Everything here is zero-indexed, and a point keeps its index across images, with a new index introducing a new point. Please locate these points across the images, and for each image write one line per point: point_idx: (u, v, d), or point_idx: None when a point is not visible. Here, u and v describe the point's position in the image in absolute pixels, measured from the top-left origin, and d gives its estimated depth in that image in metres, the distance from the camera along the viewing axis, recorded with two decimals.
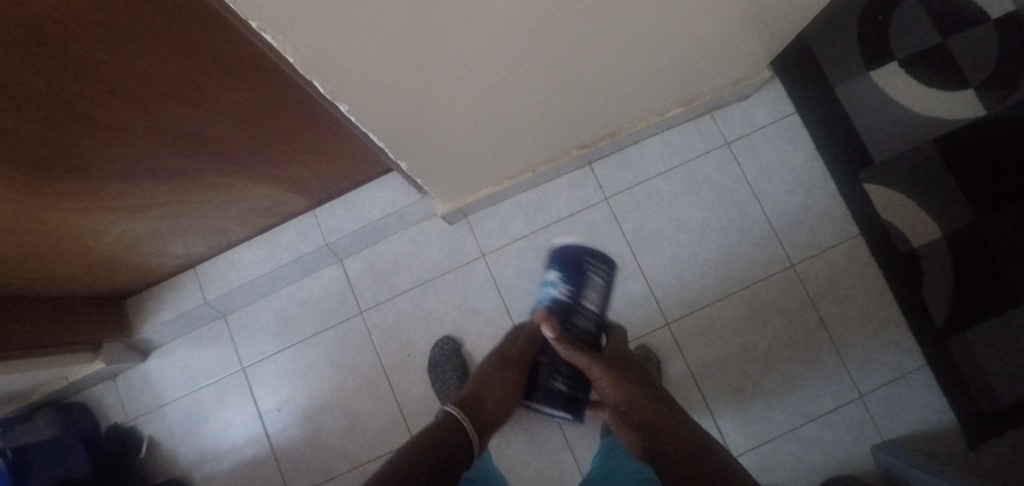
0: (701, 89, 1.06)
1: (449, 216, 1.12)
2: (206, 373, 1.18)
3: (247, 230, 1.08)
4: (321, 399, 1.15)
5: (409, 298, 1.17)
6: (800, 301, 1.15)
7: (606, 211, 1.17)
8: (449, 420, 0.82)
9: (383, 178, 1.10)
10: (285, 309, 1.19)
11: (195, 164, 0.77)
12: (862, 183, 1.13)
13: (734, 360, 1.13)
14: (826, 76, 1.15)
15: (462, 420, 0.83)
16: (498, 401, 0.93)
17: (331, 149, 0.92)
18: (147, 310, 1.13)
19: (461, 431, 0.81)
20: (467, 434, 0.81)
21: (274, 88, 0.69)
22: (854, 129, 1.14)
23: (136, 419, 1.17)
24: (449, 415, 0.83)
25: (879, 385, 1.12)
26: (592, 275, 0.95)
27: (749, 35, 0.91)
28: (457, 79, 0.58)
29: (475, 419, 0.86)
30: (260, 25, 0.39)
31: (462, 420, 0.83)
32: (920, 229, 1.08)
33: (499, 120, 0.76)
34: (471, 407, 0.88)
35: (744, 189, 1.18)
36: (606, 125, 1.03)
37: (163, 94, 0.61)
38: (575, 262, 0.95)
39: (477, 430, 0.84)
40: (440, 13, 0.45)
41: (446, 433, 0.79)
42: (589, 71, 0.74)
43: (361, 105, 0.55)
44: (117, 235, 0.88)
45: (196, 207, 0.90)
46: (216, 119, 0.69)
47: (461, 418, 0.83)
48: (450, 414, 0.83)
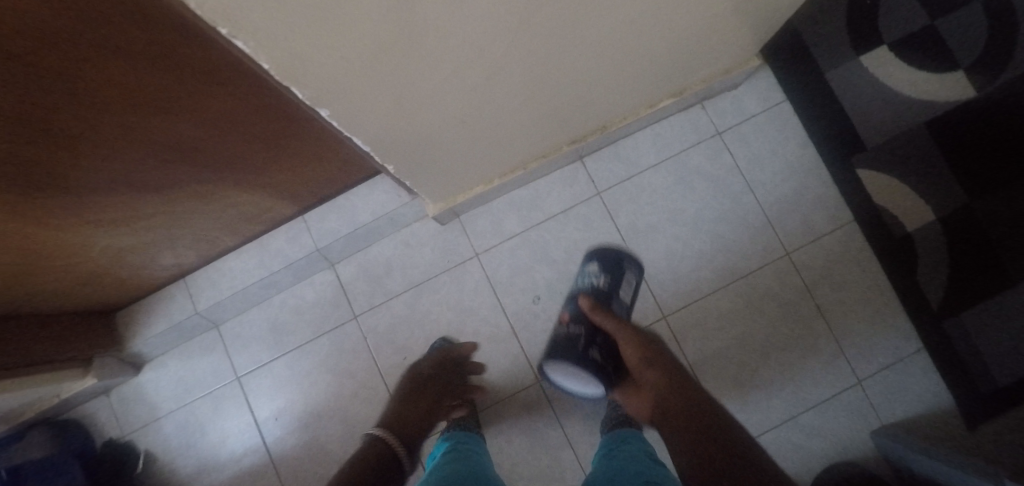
0: (691, 79, 1.05)
1: (440, 217, 1.11)
2: (200, 384, 1.17)
3: (236, 238, 1.06)
4: (318, 406, 1.14)
5: (403, 300, 1.15)
6: (797, 290, 1.14)
7: (599, 206, 1.16)
8: (377, 445, 0.76)
9: (372, 181, 1.09)
10: (278, 316, 1.17)
11: (179, 175, 0.76)
12: (854, 169, 1.13)
13: (732, 351, 1.13)
14: (817, 62, 1.14)
15: (392, 443, 0.77)
16: (427, 415, 0.88)
17: (318, 153, 0.90)
18: (138, 323, 1.11)
19: (393, 457, 0.75)
20: (400, 457, 0.76)
21: (255, 94, 0.68)
22: (846, 114, 1.13)
23: (132, 433, 1.15)
24: (376, 439, 0.77)
25: (877, 370, 1.12)
26: (627, 273, 0.95)
27: (738, 23, 0.90)
28: (441, 79, 0.57)
29: (404, 438, 0.80)
30: (231, 32, 0.37)
31: (392, 442, 0.77)
32: (914, 213, 1.08)
33: (486, 118, 0.75)
34: (399, 427, 0.81)
35: (737, 179, 1.17)
36: (596, 120, 1.01)
37: (141, 106, 0.59)
38: (613, 258, 0.96)
39: (409, 451, 0.79)
40: (420, 14, 0.43)
41: (378, 459, 0.74)
42: (578, 65, 0.73)
43: (342, 109, 0.54)
44: (102, 249, 0.86)
45: (182, 218, 0.88)
46: (197, 128, 0.67)
47: (393, 442, 0.77)
48: (378, 438, 0.77)
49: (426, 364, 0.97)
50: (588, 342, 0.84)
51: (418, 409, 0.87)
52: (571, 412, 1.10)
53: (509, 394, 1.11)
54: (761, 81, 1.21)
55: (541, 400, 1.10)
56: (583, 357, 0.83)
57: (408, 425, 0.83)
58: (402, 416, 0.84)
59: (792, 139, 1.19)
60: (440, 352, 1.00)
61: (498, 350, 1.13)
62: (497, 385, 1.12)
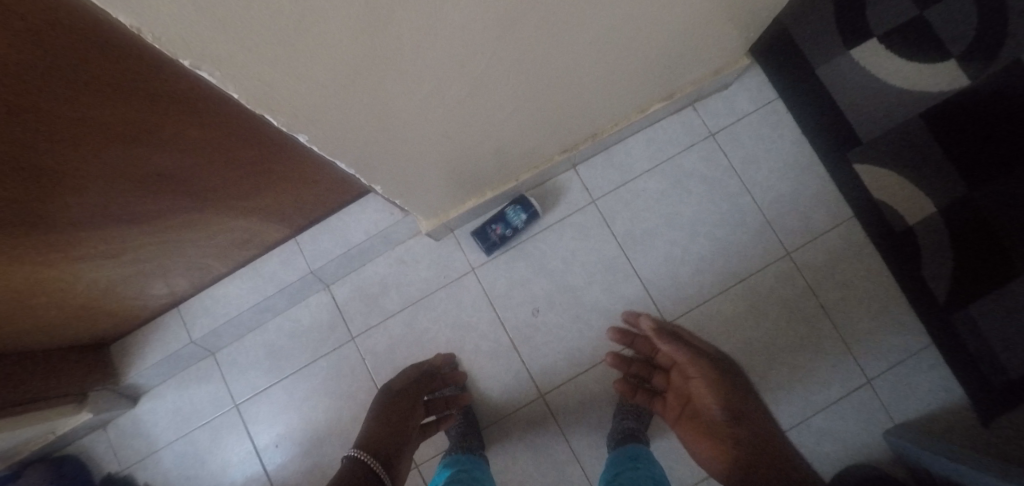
0: (681, 82, 1.04)
1: (434, 233, 1.09)
2: (198, 414, 1.15)
3: (227, 264, 1.05)
4: (318, 431, 1.12)
5: (400, 319, 1.14)
6: (799, 290, 1.12)
7: (594, 214, 1.15)
8: (354, 465, 0.74)
9: (363, 199, 1.08)
10: (274, 341, 1.15)
11: (165, 205, 0.74)
12: (851, 163, 1.11)
13: (737, 356, 1.11)
14: (806, 59, 1.14)
15: (367, 460, 0.75)
16: (405, 429, 0.85)
17: (305, 175, 0.89)
18: (133, 354, 1.09)
19: (370, 474, 0.74)
20: (378, 474, 0.74)
21: (237, 120, 0.66)
22: (838, 111, 1.12)
23: (130, 467, 1.13)
24: (353, 458, 0.75)
25: (886, 367, 1.09)
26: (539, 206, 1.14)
27: (725, 24, 0.89)
28: (424, 98, 0.56)
29: (380, 456, 0.77)
30: (193, 63, 0.36)
31: (368, 459, 0.75)
32: (914, 206, 1.06)
33: (474, 133, 0.74)
34: (376, 445, 0.79)
35: (733, 180, 1.16)
36: (587, 127, 1.00)
37: (119, 139, 0.58)
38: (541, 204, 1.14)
39: (387, 467, 0.77)
40: (396, 35, 0.43)
41: (355, 480, 0.72)
42: (563, 76, 0.73)
43: (322, 133, 0.53)
44: (90, 283, 0.85)
45: (171, 247, 0.87)
46: (180, 158, 0.67)
47: (370, 460, 0.75)
48: (355, 458, 0.75)
49: (397, 382, 0.94)
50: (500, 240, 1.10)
51: (395, 425, 0.85)
52: (575, 426, 1.08)
53: (512, 411, 1.09)
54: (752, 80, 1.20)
55: (545, 414, 1.08)
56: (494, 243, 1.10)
57: (384, 441, 0.81)
58: (379, 433, 0.82)
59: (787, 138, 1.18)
60: (414, 369, 0.99)
61: (499, 365, 1.11)
62: (499, 401, 1.10)
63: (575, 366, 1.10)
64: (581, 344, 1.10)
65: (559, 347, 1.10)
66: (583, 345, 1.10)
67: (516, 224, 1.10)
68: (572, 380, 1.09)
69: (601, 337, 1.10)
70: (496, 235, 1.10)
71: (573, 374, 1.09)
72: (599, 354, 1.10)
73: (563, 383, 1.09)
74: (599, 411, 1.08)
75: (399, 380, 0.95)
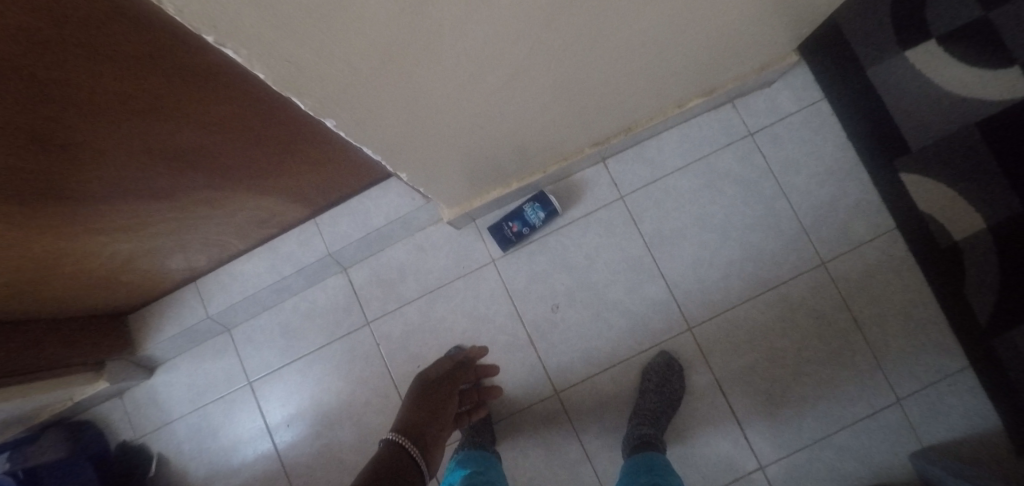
0: (723, 77, 0.98)
1: (455, 222, 1.06)
2: (212, 388, 1.15)
3: (245, 242, 1.04)
4: (330, 412, 1.12)
5: (416, 307, 1.12)
6: (832, 302, 1.08)
7: (622, 210, 1.11)
8: (394, 448, 0.72)
9: (385, 183, 1.05)
10: (289, 321, 1.15)
11: (187, 180, 0.73)
12: (898, 172, 1.06)
13: (761, 367, 1.06)
14: (859, 58, 1.06)
15: (408, 445, 0.72)
16: (440, 414, 0.83)
17: (328, 156, 0.86)
18: (149, 326, 1.09)
19: (411, 458, 0.71)
20: (417, 459, 0.72)
21: (261, 98, 0.64)
22: (889, 116, 1.05)
23: (144, 436, 1.14)
24: (392, 442, 0.73)
25: (918, 388, 1.05)
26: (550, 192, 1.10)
27: (777, 16, 0.84)
28: (460, 84, 0.52)
29: (418, 440, 0.75)
30: (216, 40, 0.33)
31: (407, 444, 0.72)
32: (962, 221, 1.00)
33: (506, 122, 0.70)
34: (412, 429, 0.77)
35: (770, 183, 1.10)
36: (621, 121, 0.96)
37: (138, 114, 0.55)
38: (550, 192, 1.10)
39: (425, 451, 0.74)
40: (436, 16, 0.39)
41: (391, 461, 0.69)
42: (604, 64, 0.68)
43: (351, 118, 0.50)
44: (110, 255, 0.84)
45: (190, 222, 0.85)
46: (201, 135, 0.64)
47: (408, 444, 0.73)
48: (395, 441, 0.73)
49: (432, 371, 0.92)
50: (520, 235, 1.07)
51: (432, 410, 0.83)
52: (590, 426, 1.05)
53: (526, 407, 1.07)
54: (797, 78, 1.13)
55: (559, 413, 1.06)
56: (513, 238, 1.07)
57: (422, 425, 0.79)
58: (414, 417, 0.80)
59: (831, 141, 1.12)
60: (447, 359, 0.96)
61: (514, 360, 1.09)
62: (513, 396, 1.08)
63: (592, 366, 1.07)
64: (600, 343, 1.08)
65: (577, 345, 1.08)
66: (602, 345, 1.08)
67: (534, 222, 1.07)
68: (589, 379, 1.07)
69: (621, 338, 1.07)
70: (512, 232, 1.07)
71: (590, 373, 1.07)
72: (617, 355, 1.07)
73: (579, 382, 1.07)
74: (614, 412, 1.05)
75: (433, 370, 0.92)
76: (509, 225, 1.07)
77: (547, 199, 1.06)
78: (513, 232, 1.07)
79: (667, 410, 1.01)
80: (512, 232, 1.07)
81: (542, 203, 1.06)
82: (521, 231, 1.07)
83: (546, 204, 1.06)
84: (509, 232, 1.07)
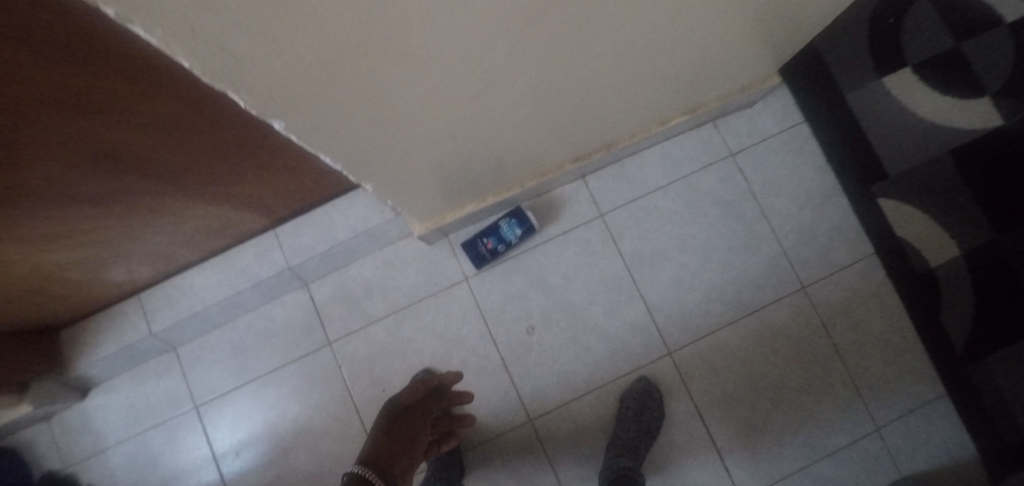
0: (707, 96, 0.96)
1: (427, 237, 1.00)
2: (154, 413, 1.05)
3: (196, 253, 0.95)
4: (284, 440, 1.03)
5: (383, 326, 1.05)
6: (812, 327, 1.05)
7: (601, 229, 1.07)
8: (357, 484, 0.65)
9: (352, 194, 0.99)
10: (242, 339, 1.06)
11: (123, 185, 0.65)
12: (875, 197, 1.05)
13: (741, 394, 1.03)
14: (836, 83, 1.05)
15: (373, 480, 0.66)
16: (411, 445, 0.76)
17: (287, 162, 0.80)
18: (84, 344, 0.99)
19: None
20: None
21: (206, 96, 0.57)
22: (866, 141, 1.04)
23: (73, 466, 1.03)
24: (356, 476, 0.66)
25: (896, 416, 1.03)
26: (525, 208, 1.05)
27: (763, 34, 0.82)
28: (429, 90, 0.48)
29: (386, 473, 0.69)
30: (119, 14, 0.27)
31: (373, 479, 0.66)
32: (937, 245, 1.00)
33: (481, 132, 0.65)
34: (381, 459, 0.71)
35: (751, 205, 1.08)
36: (601, 136, 0.92)
37: (58, 109, 0.48)
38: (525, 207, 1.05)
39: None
40: (400, 9, 0.34)
41: None
42: (585, 77, 0.64)
43: (302, 120, 0.44)
44: (34, 267, 0.74)
45: (130, 231, 0.77)
46: (137, 134, 0.57)
47: (375, 476, 0.66)
48: (359, 475, 0.66)
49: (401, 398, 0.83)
50: (495, 253, 1.02)
51: (404, 442, 0.76)
52: (564, 456, 1.00)
53: (498, 435, 1.01)
54: (778, 100, 1.12)
55: (532, 441, 1.00)
56: (488, 256, 1.02)
57: (391, 457, 0.72)
58: (384, 445, 0.73)
59: (811, 165, 1.11)
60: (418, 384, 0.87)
61: (486, 384, 1.02)
62: (484, 423, 1.02)
63: (568, 392, 1.02)
64: (576, 367, 1.03)
65: (553, 370, 1.02)
66: (578, 369, 1.03)
67: (510, 239, 1.02)
68: (564, 406, 1.02)
69: (598, 362, 1.03)
70: (487, 249, 1.02)
71: (565, 400, 1.02)
72: (594, 380, 1.02)
73: (554, 409, 1.01)
74: (590, 440, 1.00)
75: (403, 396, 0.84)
76: (483, 242, 1.02)
77: (524, 215, 1.01)
78: (487, 250, 1.02)
79: (645, 440, 0.97)
80: (486, 250, 1.02)
81: (518, 220, 1.01)
82: (496, 248, 1.02)
83: (522, 220, 1.01)
84: (483, 249, 1.02)
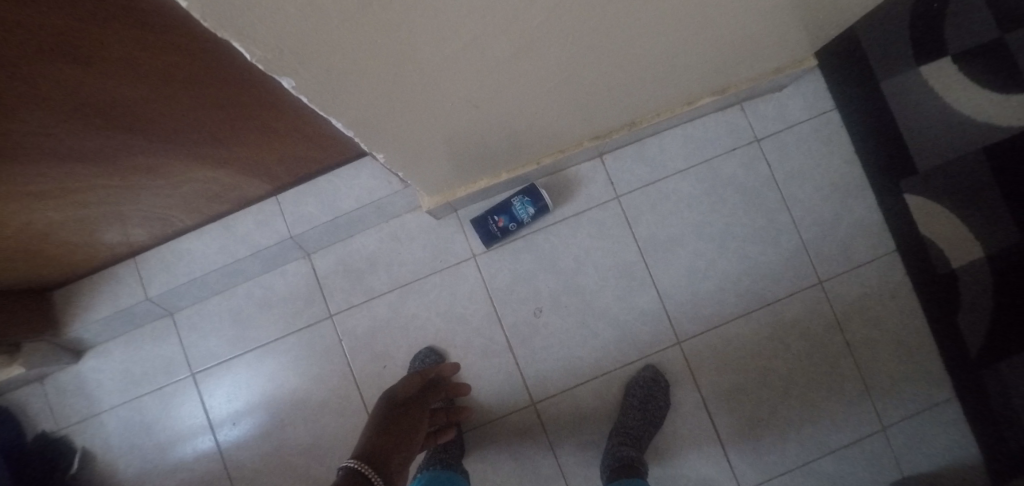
0: (738, 77, 0.91)
1: (435, 211, 0.96)
2: (149, 378, 1.02)
3: (194, 217, 0.91)
4: (282, 412, 1.01)
5: (386, 301, 1.02)
6: (826, 323, 1.03)
7: (616, 212, 1.03)
8: (353, 479, 0.63)
9: (359, 162, 0.94)
10: (241, 308, 1.03)
11: (117, 142, 0.61)
12: (901, 193, 1.01)
13: (748, 387, 1.01)
14: (873, 72, 0.99)
15: (369, 475, 0.64)
16: (407, 439, 0.75)
17: (293, 126, 0.75)
18: (78, 306, 0.96)
19: None
20: None
21: (206, 49, 0.53)
22: (897, 133, 0.99)
23: (68, 428, 1.01)
24: (352, 470, 0.65)
25: (904, 417, 1.01)
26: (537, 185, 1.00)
27: (806, 13, 0.76)
28: (457, 52, 0.43)
29: (383, 468, 0.67)
30: None
31: (370, 474, 0.64)
32: (960, 245, 0.97)
33: (504, 102, 0.61)
34: (377, 452, 0.69)
35: (773, 194, 1.04)
36: (624, 114, 0.87)
37: (37, 52, 0.43)
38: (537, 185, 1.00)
39: (389, 481, 0.66)
40: None
41: None
42: (620, 47, 0.59)
43: (315, 78, 0.39)
44: (21, 225, 0.70)
45: (125, 192, 0.73)
46: (130, 89, 0.52)
47: (371, 472, 0.65)
48: (355, 470, 0.65)
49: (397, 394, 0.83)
50: (506, 232, 0.98)
51: (399, 436, 0.74)
52: (566, 441, 0.98)
53: (500, 416, 0.99)
54: (809, 84, 1.07)
55: (534, 424, 0.99)
56: (498, 235, 0.98)
57: (388, 451, 0.71)
58: (380, 439, 0.72)
59: (838, 155, 1.06)
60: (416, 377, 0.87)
61: (490, 365, 1.00)
62: (486, 404, 1.00)
63: (572, 377, 1.00)
64: (583, 353, 1.00)
65: (559, 354, 1.00)
66: (585, 354, 1.00)
67: (522, 218, 0.97)
68: (568, 391, 1.00)
69: (606, 348, 1.00)
70: (498, 228, 0.97)
71: (569, 384, 0.99)
72: (600, 366, 1.00)
73: (558, 393, 0.99)
74: (593, 426, 0.99)
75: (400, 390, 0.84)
76: (493, 220, 0.97)
77: (537, 194, 0.97)
78: (498, 229, 0.98)
79: (650, 430, 0.95)
80: (497, 229, 0.98)
81: (532, 198, 0.97)
82: (507, 227, 0.98)
83: (536, 199, 0.97)
84: (494, 228, 0.97)
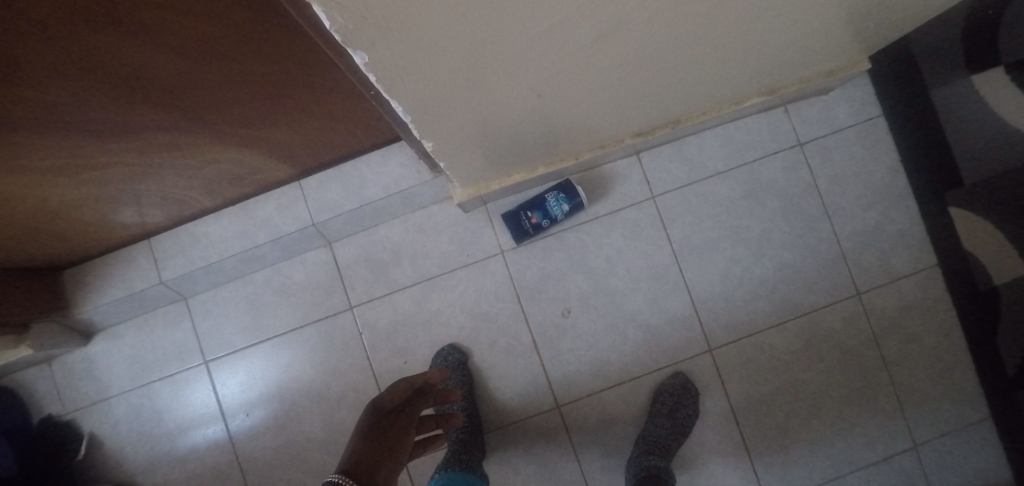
0: (789, 78, 0.87)
1: (466, 204, 0.92)
2: (160, 364, 0.99)
3: (215, 200, 0.87)
4: (296, 405, 0.98)
5: (409, 295, 0.98)
6: (861, 336, 1.00)
7: (651, 212, 0.99)
8: None
9: (388, 148, 0.90)
10: (257, 295, 0.99)
11: (148, 117, 0.57)
12: (946, 205, 0.96)
13: (778, 397, 0.98)
14: (924, 80, 0.93)
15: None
16: (396, 447, 0.71)
17: (328, 108, 0.71)
18: (90, 286, 0.92)
19: None
20: None
21: (251, 21, 0.49)
22: (946, 145, 0.94)
23: (75, 412, 0.98)
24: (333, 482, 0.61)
25: (937, 435, 0.98)
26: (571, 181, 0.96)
27: (873, 12, 0.72)
28: (539, 35, 0.40)
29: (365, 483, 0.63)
30: None
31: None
32: (1004, 262, 0.92)
33: (564, 94, 0.57)
34: (362, 462, 0.66)
35: (813, 200, 1.01)
36: (669, 112, 0.83)
37: (60, 10, 0.39)
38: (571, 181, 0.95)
39: None
40: None
41: None
42: (691, 40, 0.56)
43: (388, 56, 0.36)
44: (38, 201, 0.66)
45: (146, 170, 0.69)
46: (165, 58, 0.49)
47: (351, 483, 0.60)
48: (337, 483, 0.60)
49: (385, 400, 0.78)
50: (537, 229, 0.94)
51: (388, 446, 0.70)
52: (589, 446, 0.95)
53: (522, 419, 0.96)
54: (857, 89, 1.02)
55: (558, 427, 0.96)
56: (529, 231, 0.94)
57: (373, 462, 0.67)
58: (367, 448, 0.69)
59: (883, 163, 1.02)
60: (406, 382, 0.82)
61: (515, 366, 0.97)
62: (509, 405, 0.97)
63: (599, 380, 0.96)
64: (610, 356, 0.97)
65: (585, 356, 0.97)
66: (613, 358, 0.97)
67: (556, 215, 0.94)
68: (594, 395, 0.96)
69: (634, 352, 0.97)
70: (530, 224, 0.94)
71: (596, 388, 0.96)
72: (628, 371, 0.97)
73: (584, 397, 0.96)
74: (618, 432, 0.96)
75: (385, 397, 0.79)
76: (527, 216, 0.93)
77: (573, 191, 0.93)
78: (531, 225, 0.94)
79: (678, 438, 0.92)
80: (529, 225, 0.94)
81: (567, 195, 0.93)
82: (539, 224, 0.94)
83: (571, 195, 0.93)
84: (525, 224, 0.94)
